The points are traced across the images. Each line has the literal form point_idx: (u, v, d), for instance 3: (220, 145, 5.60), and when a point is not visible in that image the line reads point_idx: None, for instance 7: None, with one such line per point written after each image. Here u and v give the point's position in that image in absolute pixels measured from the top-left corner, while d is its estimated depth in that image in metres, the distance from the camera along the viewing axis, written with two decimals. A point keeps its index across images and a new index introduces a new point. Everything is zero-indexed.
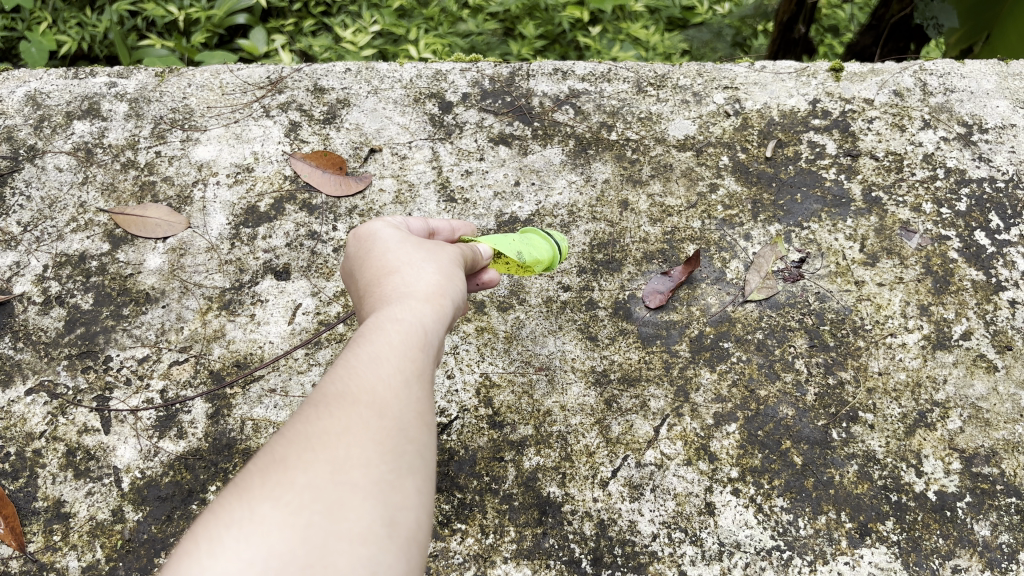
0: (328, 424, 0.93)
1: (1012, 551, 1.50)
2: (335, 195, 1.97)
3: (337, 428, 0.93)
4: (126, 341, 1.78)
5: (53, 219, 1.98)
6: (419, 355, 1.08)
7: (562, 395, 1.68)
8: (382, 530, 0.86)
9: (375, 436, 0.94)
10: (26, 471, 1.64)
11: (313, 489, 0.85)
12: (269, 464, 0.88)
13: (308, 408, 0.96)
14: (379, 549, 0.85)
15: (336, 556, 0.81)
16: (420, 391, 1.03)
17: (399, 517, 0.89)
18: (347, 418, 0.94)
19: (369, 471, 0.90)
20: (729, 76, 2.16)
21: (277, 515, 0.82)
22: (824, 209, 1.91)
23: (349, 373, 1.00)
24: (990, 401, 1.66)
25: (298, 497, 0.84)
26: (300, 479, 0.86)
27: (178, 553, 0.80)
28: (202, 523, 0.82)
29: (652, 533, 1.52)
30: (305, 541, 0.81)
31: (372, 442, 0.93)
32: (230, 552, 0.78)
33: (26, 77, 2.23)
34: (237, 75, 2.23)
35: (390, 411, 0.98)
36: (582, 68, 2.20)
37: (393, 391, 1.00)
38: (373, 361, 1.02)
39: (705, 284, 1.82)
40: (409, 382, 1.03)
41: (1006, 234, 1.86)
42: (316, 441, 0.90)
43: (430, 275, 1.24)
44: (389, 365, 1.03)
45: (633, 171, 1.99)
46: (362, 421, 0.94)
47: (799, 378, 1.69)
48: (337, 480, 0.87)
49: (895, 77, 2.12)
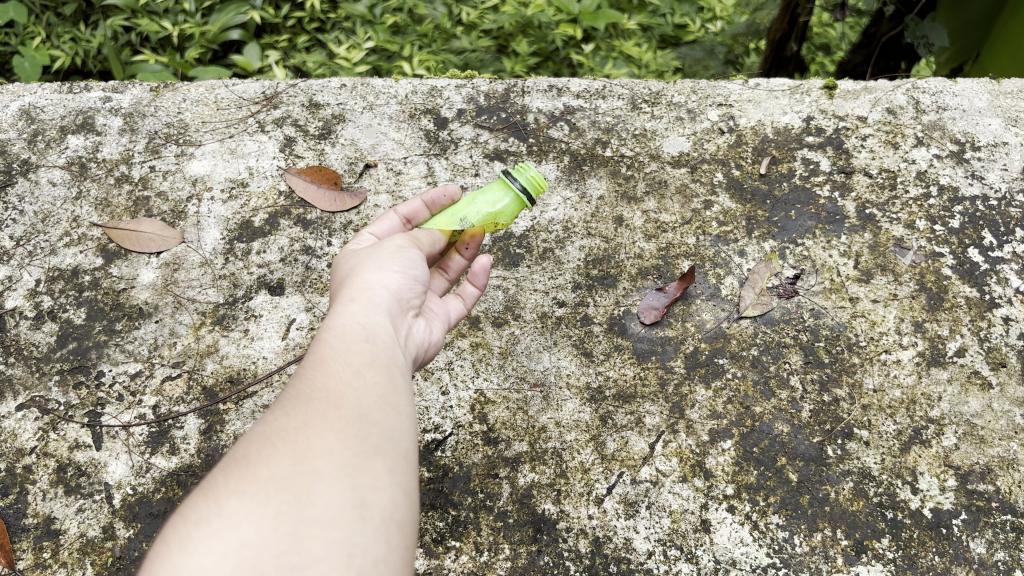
0: (286, 422, 1.01)
1: (1008, 568, 1.50)
2: (330, 211, 1.97)
3: (295, 422, 1.01)
4: (118, 356, 1.77)
5: (46, 233, 1.97)
6: (368, 347, 1.17)
7: (557, 412, 1.68)
8: (352, 512, 0.93)
9: (333, 425, 1.01)
10: (15, 488, 1.62)
11: (277, 481, 0.93)
12: (232, 467, 0.96)
13: (270, 411, 1.05)
14: (350, 530, 0.91)
15: (307, 541, 0.88)
16: (374, 378, 1.12)
17: (369, 497, 0.96)
18: (305, 414, 1.02)
19: (331, 458, 0.97)
20: (723, 94, 2.18)
21: (245, 508, 0.90)
22: (818, 226, 1.92)
23: (304, 376, 1.09)
24: (985, 418, 1.66)
25: (263, 489, 0.92)
26: (264, 474, 0.94)
27: (155, 557, 0.88)
28: (173, 526, 0.90)
29: (648, 551, 1.51)
30: (275, 529, 0.88)
31: (330, 432, 1.00)
32: (204, 547, 0.86)
33: (19, 91, 2.24)
34: (232, 90, 2.24)
35: (346, 402, 1.06)
36: (577, 85, 2.22)
37: (347, 384, 1.09)
38: (326, 361, 1.11)
39: (700, 300, 1.82)
40: (363, 373, 1.12)
41: (999, 251, 1.87)
42: (275, 440, 0.98)
43: (376, 273, 1.34)
44: (340, 361, 1.12)
45: (628, 188, 2.00)
46: (319, 412, 1.03)
47: (794, 395, 1.69)
48: (300, 468, 0.95)
49: (887, 96, 2.14)
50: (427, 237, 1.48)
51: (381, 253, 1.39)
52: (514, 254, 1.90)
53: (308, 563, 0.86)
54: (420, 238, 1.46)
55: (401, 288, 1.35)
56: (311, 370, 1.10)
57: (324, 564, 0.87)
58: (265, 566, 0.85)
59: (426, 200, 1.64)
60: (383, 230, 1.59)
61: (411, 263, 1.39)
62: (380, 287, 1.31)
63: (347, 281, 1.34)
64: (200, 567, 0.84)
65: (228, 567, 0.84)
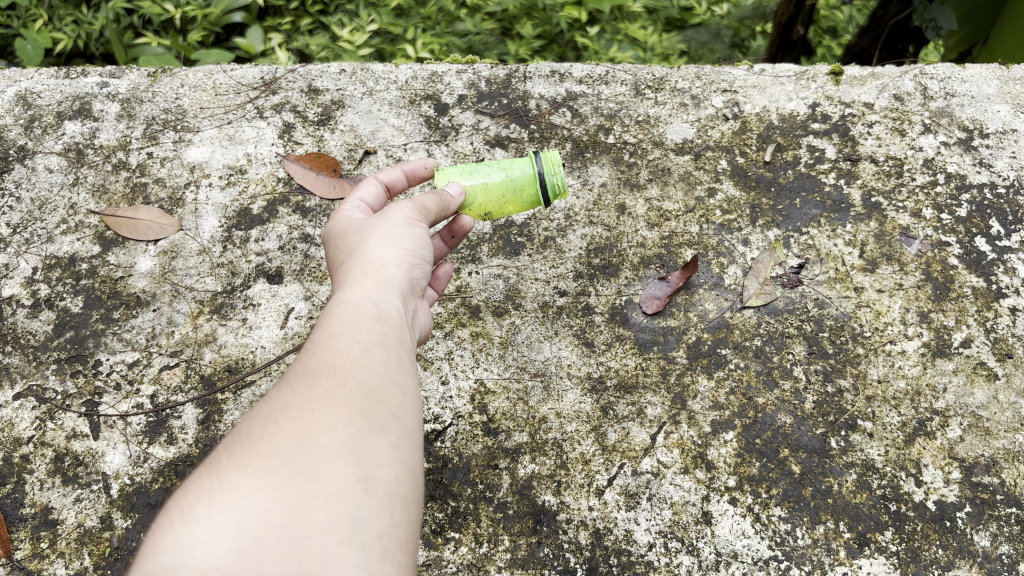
0: (293, 397, 0.99)
1: (1012, 562, 1.48)
2: (329, 198, 1.95)
3: (302, 398, 0.99)
4: (116, 345, 1.76)
5: (43, 221, 1.95)
6: (377, 324, 1.15)
7: (558, 402, 1.66)
8: (356, 487, 0.92)
9: (339, 402, 1.00)
10: (13, 477, 1.61)
11: (281, 455, 0.92)
12: (236, 441, 0.95)
13: (277, 386, 1.03)
14: (353, 504, 0.90)
15: (311, 514, 0.87)
16: (382, 356, 1.11)
17: (372, 473, 0.95)
18: (310, 390, 1.00)
19: (335, 433, 0.96)
20: (728, 79, 2.14)
21: (248, 480, 0.89)
22: (824, 214, 1.89)
23: (312, 352, 1.07)
24: (991, 410, 1.64)
25: (267, 462, 0.91)
26: (268, 447, 0.93)
27: (157, 527, 0.87)
28: (175, 498, 0.89)
29: (649, 543, 1.50)
30: (278, 502, 0.87)
31: (335, 407, 0.99)
32: (206, 518, 0.85)
33: (16, 76, 2.20)
34: (231, 75, 2.20)
35: (353, 379, 1.04)
36: (580, 70, 2.18)
37: (354, 361, 1.07)
38: (334, 338, 1.09)
39: (703, 290, 1.80)
40: (370, 351, 1.10)
41: (1007, 240, 1.84)
42: (280, 415, 0.97)
43: (383, 248, 1.31)
44: (348, 337, 1.10)
45: (630, 175, 1.97)
46: (325, 389, 1.01)
47: (797, 385, 1.67)
48: (304, 443, 0.94)
49: (895, 81, 2.10)
50: (434, 205, 1.44)
51: (388, 226, 1.36)
52: (515, 242, 1.88)
53: (312, 536, 0.85)
54: (427, 206, 1.43)
55: (408, 264, 1.33)
56: (318, 347, 1.09)
57: (327, 537, 0.86)
58: (267, 539, 0.84)
59: (406, 170, 1.63)
60: (371, 197, 1.55)
61: (419, 240, 1.36)
62: (389, 264, 1.29)
63: (355, 256, 1.31)
64: (201, 538, 0.83)
65: (230, 538, 0.83)
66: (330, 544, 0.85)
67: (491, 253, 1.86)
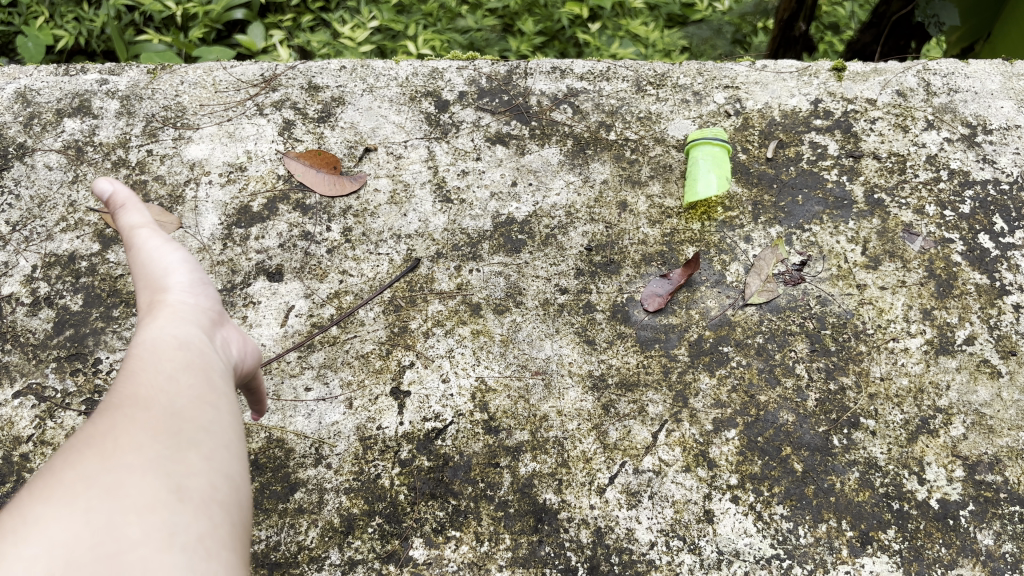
0: (95, 429, 0.91)
1: (1015, 560, 1.48)
2: (329, 195, 1.94)
3: (105, 428, 0.91)
4: (115, 344, 1.75)
5: (42, 218, 1.94)
6: (183, 348, 1.05)
7: (559, 400, 1.65)
8: (168, 497, 0.85)
9: (143, 425, 0.92)
10: (13, 476, 1.61)
11: (82, 481, 0.84)
12: (31, 484, 0.86)
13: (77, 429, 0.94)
14: (169, 517, 0.83)
15: (122, 535, 0.79)
16: (190, 377, 1.01)
17: (184, 483, 0.88)
18: (113, 420, 0.92)
19: (140, 452, 0.88)
20: (730, 76, 2.13)
21: (47, 511, 0.81)
22: (826, 211, 1.88)
23: (116, 385, 0.98)
24: (994, 407, 1.63)
25: (69, 489, 0.83)
26: (69, 476, 0.85)
27: None
28: None
29: (650, 541, 1.50)
30: (86, 525, 0.80)
31: (139, 431, 0.91)
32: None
33: (15, 74, 2.20)
34: (231, 72, 2.19)
35: (157, 403, 0.95)
36: (581, 66, 2.17)
37: (159, 386, 0.98)
38: (140, 367, 1.00)
39: (705, 287, 1.79)
40: (175, 372, 1.00)
41: (1010, 237, 1.83)
42: (80, 449, 0.88)
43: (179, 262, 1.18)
44: (152, 365, 1.00)
45: (632, 172, 1.96)
46: (128, 416, 0.93)
47: (799, 383, 1.66)
48: (107, 468, 0.86)
49: (897, 77, 2.09)
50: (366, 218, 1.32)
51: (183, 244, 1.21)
52: (516, 240, 1.87)
53: (124, 552, 0.78)
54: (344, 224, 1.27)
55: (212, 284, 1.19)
56: (121, 382, 0.99)
57: (144, 548, 0.79)
58: (75, 563, 0.76)
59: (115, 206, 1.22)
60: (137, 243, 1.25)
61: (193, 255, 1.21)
62: (188, 284, 1.16)
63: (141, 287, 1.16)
64: None
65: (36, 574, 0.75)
66: (147, 553, 0.79)
67: (491, 250, 1.85)
